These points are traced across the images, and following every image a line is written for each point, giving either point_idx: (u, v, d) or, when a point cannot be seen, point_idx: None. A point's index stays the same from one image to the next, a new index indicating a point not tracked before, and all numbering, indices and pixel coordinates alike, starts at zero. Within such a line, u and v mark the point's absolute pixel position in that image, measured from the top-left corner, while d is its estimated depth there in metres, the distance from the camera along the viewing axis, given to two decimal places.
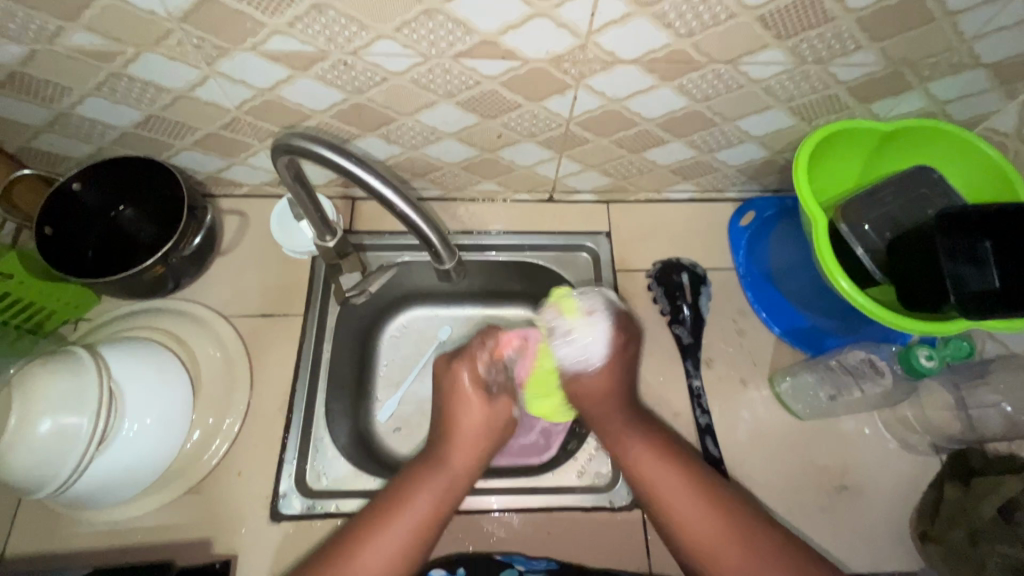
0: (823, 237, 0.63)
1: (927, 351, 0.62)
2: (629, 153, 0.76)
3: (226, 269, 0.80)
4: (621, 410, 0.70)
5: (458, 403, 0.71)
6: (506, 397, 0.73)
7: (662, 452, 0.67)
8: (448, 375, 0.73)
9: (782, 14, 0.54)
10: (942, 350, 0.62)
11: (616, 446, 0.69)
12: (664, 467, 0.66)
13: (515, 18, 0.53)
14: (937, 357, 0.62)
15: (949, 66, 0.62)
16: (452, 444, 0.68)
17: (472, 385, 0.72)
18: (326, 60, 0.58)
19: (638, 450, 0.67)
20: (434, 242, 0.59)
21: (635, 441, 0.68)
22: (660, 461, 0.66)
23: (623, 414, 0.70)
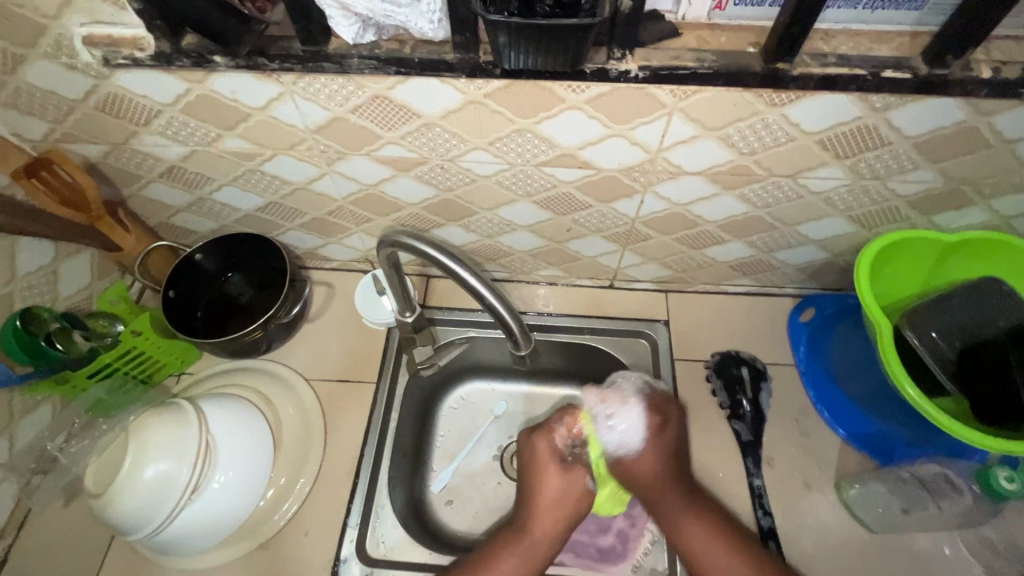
0: (888, 341, 0.64)
1: (1008, 473, 0.66)
2: (689, 249, 0.81)
3: (311, 335, 0.88)
4: (674, 488, 0.72)
5: (541, 477, 0.73)
6: (583, 467, 0.74)
7: (708, 529, 0.69)
8: (528, 445, 0.76)
9: (841, 139, 0.59)
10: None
11: (668, 522, 0.71)
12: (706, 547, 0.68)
13: (595, 137, 0.61)
14: (1018, 479, 0.65)
15: (1011, 186, 0.65)
16: (537, 519, 0.71)
17: (554, 464, 0.74)
18: (425, 164, 0.68)
19: (690, 530, 0.69)
20: (513, 328, 0.63)
21: (685, 523, 0.70)
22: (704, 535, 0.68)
23: (676, 492, 0.72)
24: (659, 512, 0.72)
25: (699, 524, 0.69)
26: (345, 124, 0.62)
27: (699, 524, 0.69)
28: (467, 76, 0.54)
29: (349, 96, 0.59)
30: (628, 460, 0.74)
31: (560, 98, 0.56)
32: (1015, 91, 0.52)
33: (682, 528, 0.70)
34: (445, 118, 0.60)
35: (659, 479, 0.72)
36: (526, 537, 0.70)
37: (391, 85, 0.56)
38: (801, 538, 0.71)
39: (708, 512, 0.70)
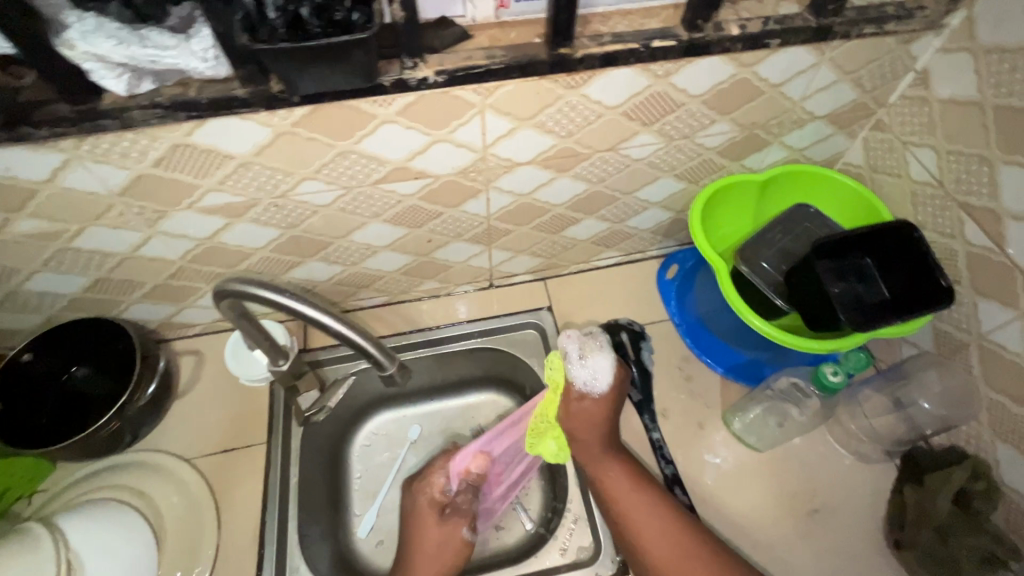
0: (728, 284, 0.71)
1: (833, 367, 0.70)
2: (550, 235, 0.84)
3: (185, 411, 0.81)
4: (602, 438, 0.75)
5: (427, 545, 0.75)
6: (461, 519, 0.77)
7: (633, 477, 0.72)
8: (410, 496, 0.80)
9: (641, 108, 0.65)
10: (845, 363, 0.71)
11: (594, 471, 0.74)
12: (633, 494, 0.71)
13: (419, 146, 0.62)
14: (841, 371, 0.70)
15: (793, 122, 0.74)
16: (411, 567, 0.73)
17: (434, 525, 0.76)
18: (257, 206, 0.65)
19: (611, 472, 0.73)
20: (370, 350, 0.59)
21: (605, 463, 0.73)
22: (629, 484, 0.72)
23: (602, 443, 0.75)
24: (588, 463, 0.75)
25: (625, 473, 0.73)
26: (152, 180, 0.58)
27: (624, 473, 0.72)
28: (266, 108, 0.52)
29: (145, 150, 0.55)
30: (587, 401, 0.76)
31: (370, 114, 0.56)
32: (765, 42, 0.60)
33: (610, 480, 0.72)
34: (260, 154, 0.58)
35: (594, 436, 0.75)
36: None
37: (188, 131, 0.53)
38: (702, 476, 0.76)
39: (629, 460, 0.74)
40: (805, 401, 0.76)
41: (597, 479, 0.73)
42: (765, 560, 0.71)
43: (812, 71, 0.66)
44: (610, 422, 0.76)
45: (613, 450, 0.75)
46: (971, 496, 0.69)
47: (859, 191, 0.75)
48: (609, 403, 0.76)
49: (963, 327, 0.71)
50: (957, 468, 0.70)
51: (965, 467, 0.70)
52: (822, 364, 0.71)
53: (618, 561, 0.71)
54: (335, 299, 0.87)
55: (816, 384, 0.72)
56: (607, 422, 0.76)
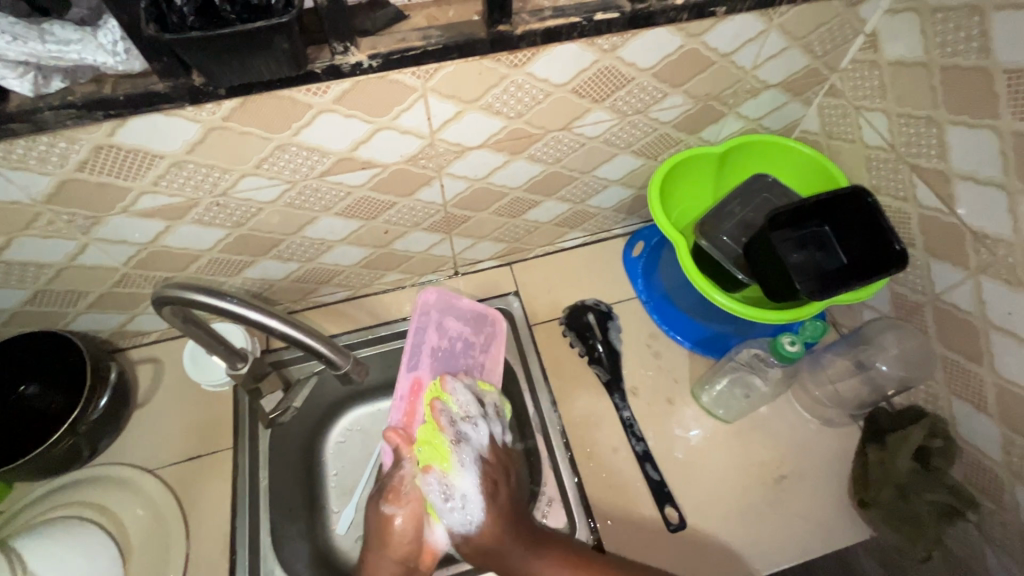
0: (689, 259, 0.71)
1: (790, 337, 0.71)
2: (511, 219, 0.83)
3: (146, 421, 0.79)
4: (518, 538, 0.67)
5: (391, 531, 0.68)
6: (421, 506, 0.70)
7: (573, 574, 0.63)
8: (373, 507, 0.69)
9: (590, 84, 0.63)
10: (802, 333, 0.72)
11: None
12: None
13: (362, 135, 0.59)
14: (798, 341, 0.70)
15: (747, 92, 0.73)
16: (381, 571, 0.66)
17: (389, 509, 0.68)
18: (198, 206, 0.62)
19: (550, 573, 0.64)
20: (322, 350, 0.57)
21: (536, 568, 0.65)
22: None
23: (520, 547, 0.66)
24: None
25: (557, 568, 0.64)
26: (79, 185, 0.55)
27: (558, 570, 0.64)
28: (190, 103, 0.49)
29: (65, 154, 0.51)
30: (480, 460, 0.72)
31: (305, 104, 0.54)
32: (710, 11, 0.58)
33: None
34: (192, 152, 0.55)
35: (508, 542, 0.67)
36: None
37: (110, 131, 0.50)
38: (674, 450, 0.77)
39: (562, 549, 0.66)
40: (766, 371, 0.77)
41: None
42: (737, 528, 0.72)
43: (761, 38, 0.65)
44: (520, 531, 0.67)
45: (535, 547, 0.66)
46: (930, 452, 0.71)
47: (816, 158, 0.75)
48: (493, 478, 0.71)
49: (918, 289, 0.71)
50: (914, 427, 0.71)
51: (922, 426, 0.71)
52: (779, 335, 0.72)
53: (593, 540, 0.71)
54: (295, 297, 0.85)
55: (774, 355, 0.72)
56: (495, 535, 0.67)
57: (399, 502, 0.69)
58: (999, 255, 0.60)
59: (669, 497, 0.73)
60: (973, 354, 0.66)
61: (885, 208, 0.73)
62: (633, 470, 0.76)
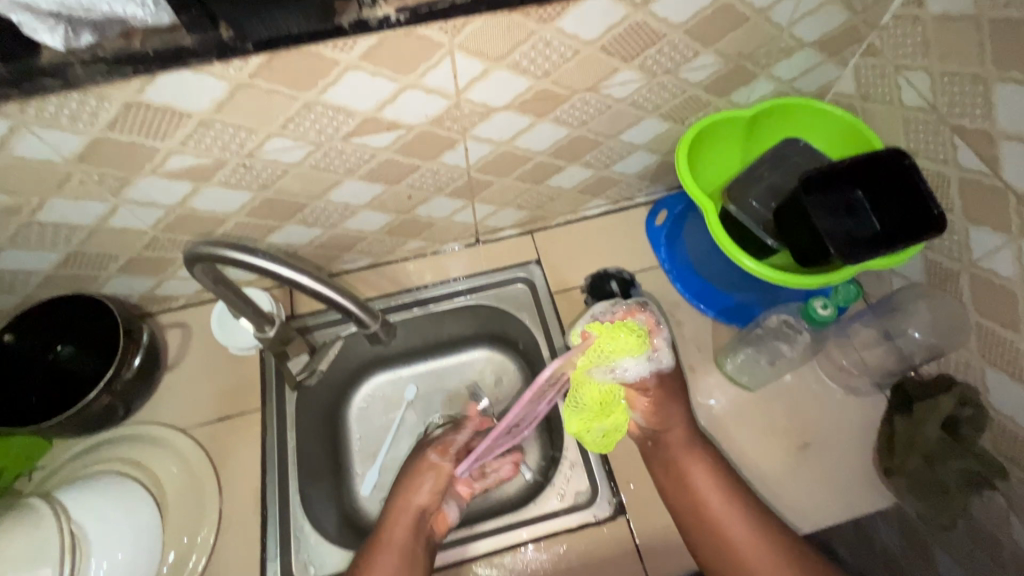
0: (718, 225, 0.69)
1: (822, 301, 0.70)
2: (534, 185, 0.82)
3: (177, 383, 0.81)
4: (691, 431, 0.71)
5: (422, 480, 0.74)
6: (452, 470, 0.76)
7: (725, 485, 0.68)
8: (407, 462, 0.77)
9: (619, 41, 0.61)
10: (835, 297, 0.71)
11: (681, 466, 0.69)
12: (723, 494, 0.67)
13: (387, 94, 0.58)
14: (830, 305, 0.70)
15: (780, 51, 0.70)
16: (397, 521, 0.69)
17: (432, 457, 0.76)
18: (224, 167, 0.62)
19: (700, 471, 0.69)
20: (351, 309, 0.58)
21: (691, 457, 0.69)
22: (722, 485, 0.68)
23: (691, 436, 0.71)
24: (669, 452, 0.71)
25: (715, 474, 0.69)
26: (109, 145, 0.55)
27: (714, 476, 0.69)
28: (218, 58, 0.49)
29: (95, 112, 0.52)
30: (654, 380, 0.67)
31: (332, 61, 0.53)
32: None
33: (700, 480, 0.68)
34: (219, 111, 0.55)
35: (679, 431, 0.71)
36: (383, 549, 0.66)
37: (139, 88, 0.50)
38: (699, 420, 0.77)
39: (716, 462, 0.70)
40: (795, 337, 0.77)
41: (680, 476, 0.69)
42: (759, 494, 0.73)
43: None
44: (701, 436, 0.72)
45: (698, 449, 0.70)
46: (958, 421, 0.70)
47: (851, 121, 0.73)
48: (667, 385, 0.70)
49: (954, 256, 0.70)
50: (944, 397, 0.71)
51: (953, 394, 0.70)
52: (811, 299, 0.71)
53: (616, 501, 0.72)
54: (319, 264, 0.86)
55: (804, 318, 0.72)
56: (678, 422, 0.71)
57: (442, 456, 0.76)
58: None
59: None
60: (1009, 321, 0.64)
61: (922, 172, 0.71)
62: None
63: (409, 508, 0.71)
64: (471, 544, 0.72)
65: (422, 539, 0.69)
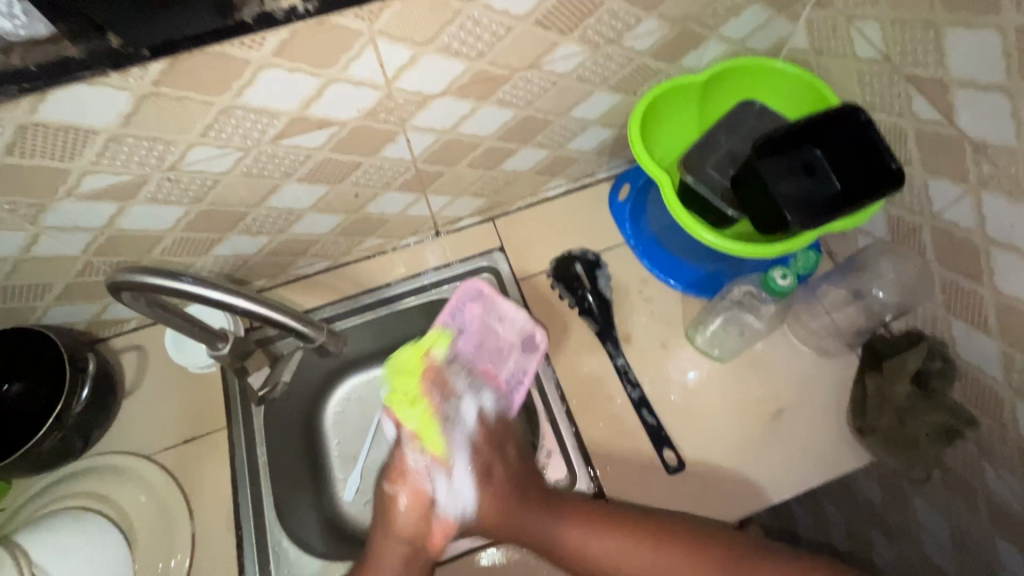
0: (675, 199, 0.67)
1: (782, 270, 0.70)
2: (487, 171, 0.78)
3: (137, 408, 0.78)
4: (521, 506, 0.67)
5: (396, 510, 0.69)
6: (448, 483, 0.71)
7: (599, 528, 0.64)
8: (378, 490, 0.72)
9: (554, 13, 0.57)
10: (794, 266, 0.73)
11: (553, 551, 0.65)
12: (609, 546, 0.63)
13: (312, 90, 0.55)
14: (790, 274, 0.69)
15: (727, 10, 0.67)
16: (386, 537, 0.67)
17: (391, 487, 0.71)
18: (148, 183, 0.58)
19: (576, 535, 0.64)
20: (293, 324, 0.57)
21: (564, 533, 0.65)
22: (606, 539, 0.64)
23: (527, 510, 0.67)
24: (536, 534, 0.66)
25: (601, 536, 0.64)
26: (13, 171, 0.51)
27: (606, 537, 0.64)
28: (113, 68, 0.45)
29: None
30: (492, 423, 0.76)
31: (242, 60, 0.49)
32: None
33: (592, 550, 0.64)
34: (128, 124, 0.51)
35: (514, 504, 0.68)
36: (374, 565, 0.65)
37: (31, 107, 0.46)
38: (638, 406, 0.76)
39: (586, 509, 0.66)
40: (759, 307, 0.77)
41: (568, 556, 0.65)
42: (736, 464, 0.73)
43: None
44: (508, 493, 0.68)
45: (549, 510, 0.66)
46: (929, 375, 0.69)
47: (806, 79, 0.70)
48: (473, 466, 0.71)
49: (915, 210, 0.68)
50: (911, 352, 0.70)
51: (920, 349, 0.69)
52: (770, 269, 0.70)
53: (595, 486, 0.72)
54: (272, 272, 0.82)
55: (766, 291, 0.71)
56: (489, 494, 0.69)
57: (399, 481, 0.71)
58: (1001, 165, 0.56)
59: (667, 440, 0.73)
60: (972, 273, 0.63)
61: (880, 126, 0.69)
62: (630, 416, 0.76)
63: (403, 520, 0.68)
64: (467, 539, 0.71)
65: (416, 561, 0.66)
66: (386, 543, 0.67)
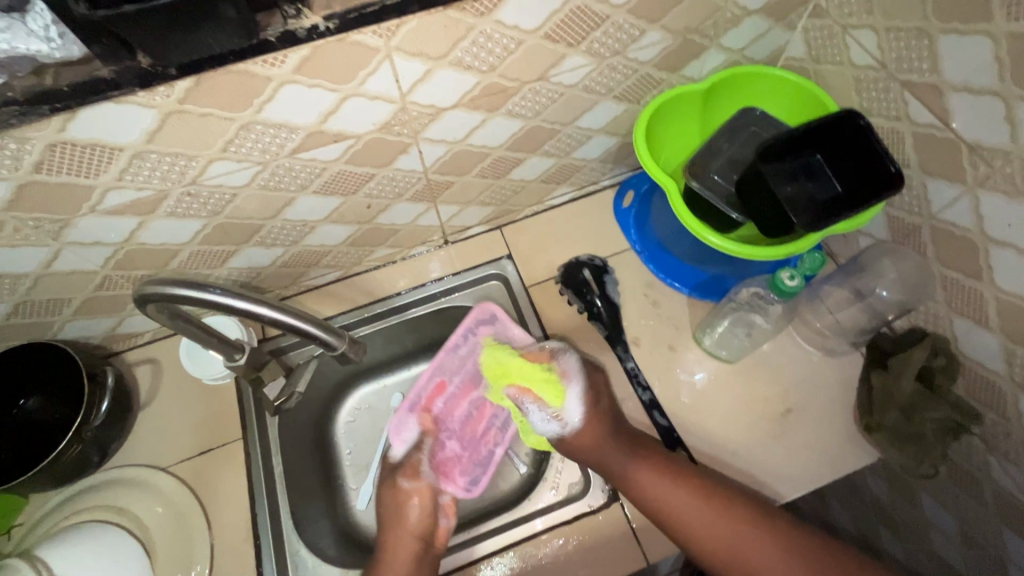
0: (681, 204, 0.69)
1: (789, 272, 0.71)
2: (496, 180, 0.80)
3: (153, 420, 0.79)
4: (612, 440, 0.72)
5: (407, 510, 0.75)
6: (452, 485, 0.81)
7: (675, 479, 0.68)
8: (388, 490, 0.78)
9: (561, 28, 0.59)
10: (802, 268, 0.72)
11: (624, 486, 0.70)
12: (674, 490, 0.67)
13: (329, 105, 0.56)
14: (797, 275, 0.70)
15: (727, 21, 0.69)
16: (398, 528, 0.74)
17: (406, 485, 0.78)
18: (168, 198, 0.60)
19: (649, 480, 0.69)
20: (315, 332, 0.58)
21: (642, 474, 0.69)
22: (671, 484, 0.68)
23: (616, 445, 0.72)
24: (613, 466, 0.71)
25: (676, 485, 0.68)
26: (39, 188, 0.53)
27: (679, 488, 0.67)
28: (141, 87, 0.47)
29: (18, 155, 0.49)
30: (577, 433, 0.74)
31: (264, 77, 0.50)
32: None
33: (664, 496, 0.67)
34: (152, 141, 0.52)
35: (595, 440, 0.73)
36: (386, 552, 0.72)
37: (60, 126, 0.47)
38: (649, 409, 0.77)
39: (659, 460, 0.70)
40: (767, 308, 0.77)
41: (632, 491, 0.69)
42: (747, 463, 0.74)
43: None
44: (607, 429, 0.73)
45: (635, 452, 0.71)
46: (932, 372, 0.70)
47: (805, 86, 0.72)
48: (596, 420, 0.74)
49: (914, 211, 0.70)
50: (917, 349, 0.71)
51: (925, 347, 0.70)
52: (778, 270, 0.71)
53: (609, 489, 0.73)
54: (285, 283, 0.83)
55: (774, 290, 0.73)
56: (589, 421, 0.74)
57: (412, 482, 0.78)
58: (996, 166, 0.58)
59: (677, 440, 0.75)
60: (972, 271, 0.65)
61: (877, 130, 0.71)
62: (641, 418, 0.77)
63: (412, 516, 0.75)
64: (478, 545, 0.73)
65: (426, 557, 0.71)
66: (399, 534, 0.73)
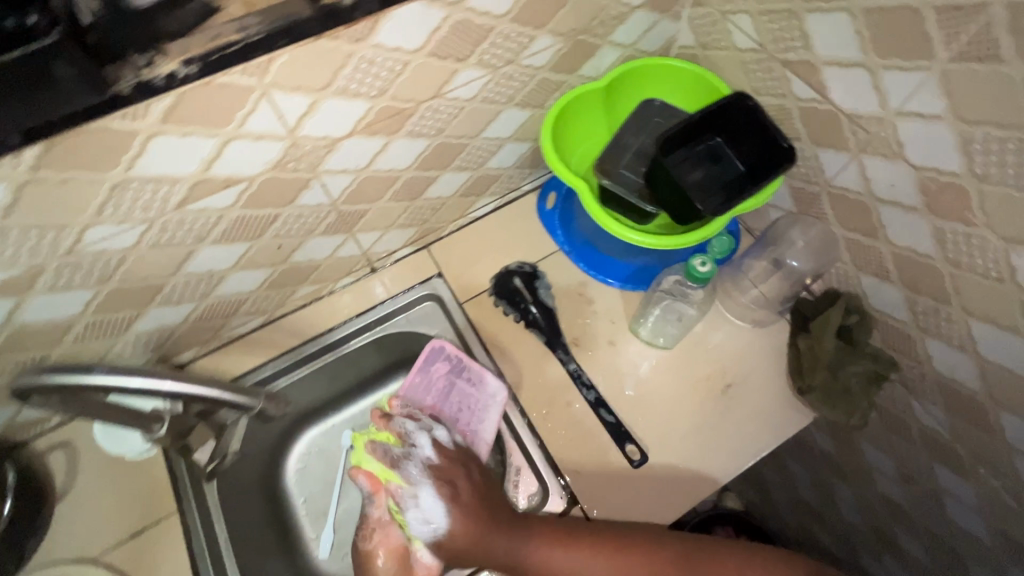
0: (595, 204, 0.69)
1: (701, 258, 0.73)
2: (412, 201, 0.78)
3: (74, 509, 0.72)
4: (490, 531, 0.66)
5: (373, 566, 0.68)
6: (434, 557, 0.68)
7: (563, 543, 0.66)
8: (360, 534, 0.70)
9: (446, 44, 0.58)
10: (711, 252, 0.76)
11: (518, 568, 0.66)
12: (570, 560, 0.65)
13: (210, 151, 0.53)
14: (709, 260, 0.72)
15: (614, 18, 0.70)
16: None
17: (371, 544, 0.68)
18: (45, 272, 0.54)
19: (538, 551, 0.66)
20: (223, 397, 0.60)
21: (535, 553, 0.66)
22: (562, 552, 0.65)
23: (497, 535, 0.66)
24: (502, 557, 0.67)
25: (562, 552, 0.65)
26: None
27: (565, 550, 0.66)
28: None
29: None
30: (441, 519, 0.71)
31: (127, 132, 0.47)
32: None
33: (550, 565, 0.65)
34: (9, 216, 0.47)
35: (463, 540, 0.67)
36: None
37: None
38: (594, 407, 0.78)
39: (548, 527, 0.68)
40: (689, 294, 0.80)
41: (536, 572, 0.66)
42: (695, 443, 0.76)
43: None
44: (478, 518, 0.67)
45: (517, 531, 0.67)
46: (849, 329, 0.74)
47: (697, 73, 0.75)
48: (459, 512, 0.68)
49: (812, 180, 0.73)
50: (833, 310, 0.74)
51: (840, 307, 0.74)
52: (691, 257, 0.73)
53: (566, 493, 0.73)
54: (204, 337, 0.78)
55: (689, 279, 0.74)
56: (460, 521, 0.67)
57: (372, 535, 0.69)
58: (873, 131, 0.61)
59: (626, 436, 0.75)
60: (869, 230, 0.68)
61: (768, 107, 0.74)
62: (590, 418, 0.77)
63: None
64: None
65: None
66: None
